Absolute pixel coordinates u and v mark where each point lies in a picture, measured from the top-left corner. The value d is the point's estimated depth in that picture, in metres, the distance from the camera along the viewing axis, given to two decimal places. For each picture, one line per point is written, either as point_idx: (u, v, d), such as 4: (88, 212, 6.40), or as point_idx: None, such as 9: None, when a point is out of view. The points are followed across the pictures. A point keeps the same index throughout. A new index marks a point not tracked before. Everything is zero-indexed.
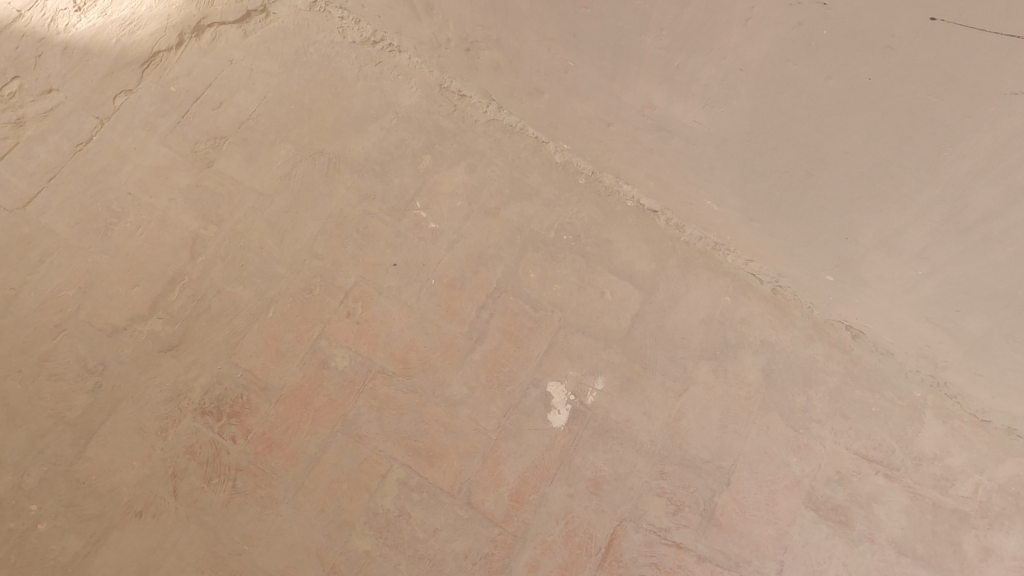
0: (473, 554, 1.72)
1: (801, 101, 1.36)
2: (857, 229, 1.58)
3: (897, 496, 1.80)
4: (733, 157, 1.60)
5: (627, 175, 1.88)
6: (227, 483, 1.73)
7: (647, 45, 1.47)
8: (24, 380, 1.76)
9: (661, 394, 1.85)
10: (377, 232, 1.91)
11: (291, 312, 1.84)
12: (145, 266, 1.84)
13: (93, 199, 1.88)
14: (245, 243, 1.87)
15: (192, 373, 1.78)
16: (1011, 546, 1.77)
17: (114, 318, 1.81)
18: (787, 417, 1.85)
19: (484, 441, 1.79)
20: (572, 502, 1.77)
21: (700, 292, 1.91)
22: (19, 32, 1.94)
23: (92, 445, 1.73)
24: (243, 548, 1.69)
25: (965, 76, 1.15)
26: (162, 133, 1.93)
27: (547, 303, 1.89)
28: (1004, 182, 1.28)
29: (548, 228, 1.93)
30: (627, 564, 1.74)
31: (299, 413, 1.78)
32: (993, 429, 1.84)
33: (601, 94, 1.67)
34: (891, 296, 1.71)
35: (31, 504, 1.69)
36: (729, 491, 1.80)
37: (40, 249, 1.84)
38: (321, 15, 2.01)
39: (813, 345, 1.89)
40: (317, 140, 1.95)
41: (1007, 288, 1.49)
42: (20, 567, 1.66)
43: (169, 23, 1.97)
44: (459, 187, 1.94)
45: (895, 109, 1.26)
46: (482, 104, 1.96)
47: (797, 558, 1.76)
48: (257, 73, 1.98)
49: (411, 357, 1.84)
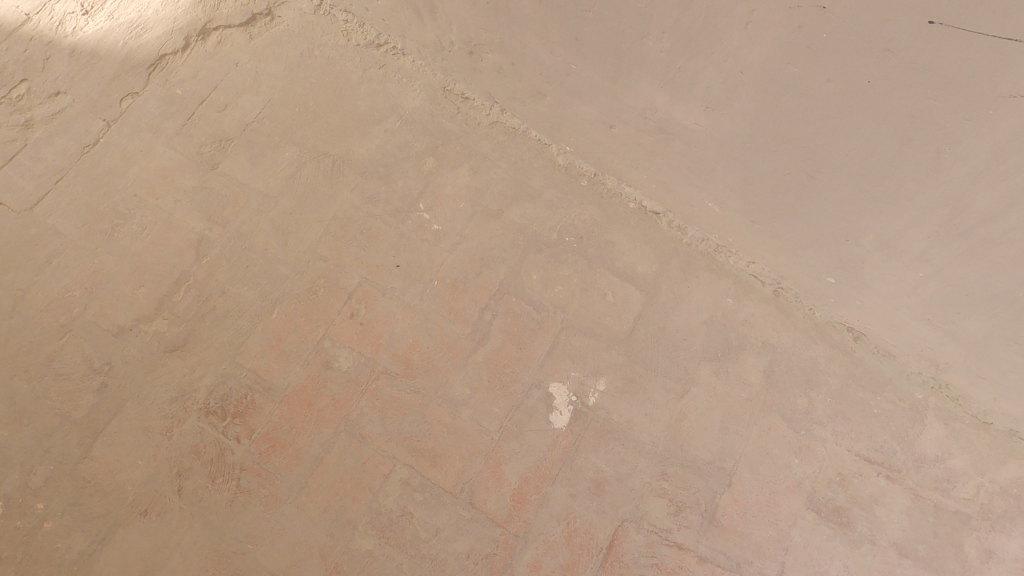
0: (475, 553, 1.73)
1: (802, 105, 1.37)
2: (857, 231, 1.59)
3: (898, 498, 1.81)
4: (734, 159, 1.61)
5: (629, 177, 1.90)
6: (231, 482, 1.74)
7: (648, 48, 1.48)
8: (32, 379, 1.77)
9: (663, 395, 1.85)
10: (380, 234, 1.92)
11: (295, 313, 1.86)
12: (151, 267, 1.86)
13: (100, 200, 1.90)
14: (249, 244, 1.89)
15: (197, 373, 1.80)
16: (1012, 548, 1.77)
17: (121, 319, 1.82)
18: (788, 418, 1.85)
19: (486, 441, 1.80)
20: (574, 502, 1.77)
21: (702, 293, 1.92)
22: (28, 36, 1.97)
23: (98, 444, 1.75)
24: (246, 547, 1.71)
25: (963, 78, 1.15)
26: (168, 135, 1.95)
27: (549, 304, 1.90)
28: (1004, 184, 1.28)
29: (551, 229, 1.94)
30: (629, 564, 1.75)
31: (304, 413, 1.80)
32: (994, 431, 1.84)
33: (603, 96, 1.68)
34: (893, 298, 1.71)
35: (38, 502, 1.71)
36: (730, 492, 1.80)
37: (47, 250, 1.86)
38: (326, 18, 2.03)
39: (814, 346, 1.89)
40: (322, 142, 1.97)
41: (1007, 290, 1.49)
42: (27, 565, 1.68)
43: (176, 26, 1.99)
44: (462, 189, 1.96)
45: (895, 111, 1.27)
46: (485, 106, 1.98)
47: (798, 559, 1.77)
48: (262, 75, 2.00)
49: (414, 358, 1.85)
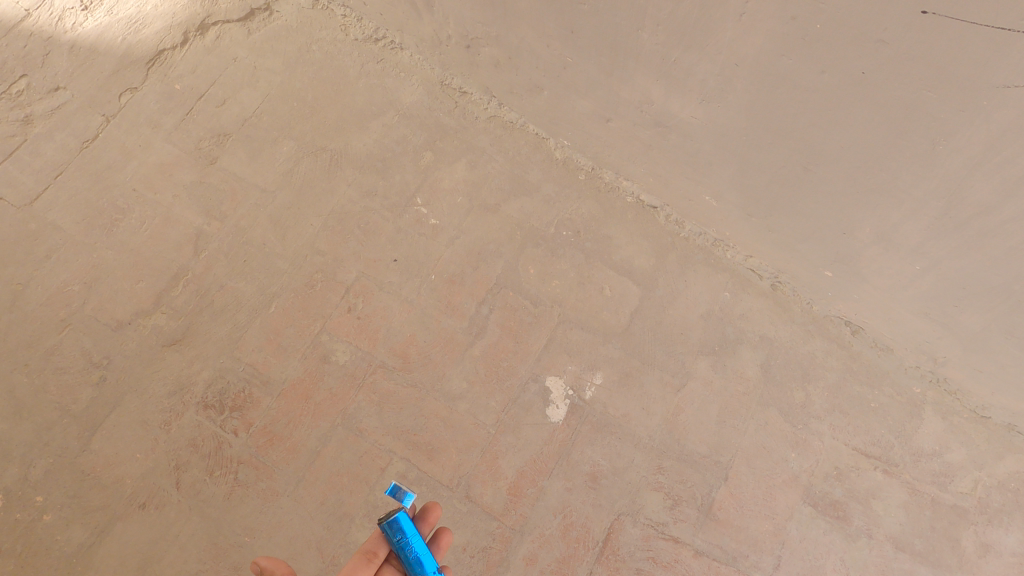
0: (472, 547, 1.74)
1: (797, 97, 1.36)
2: (854, 224, 1.59)
3: (895, 492, 1.80)
4: (732, 152, 1.61)
5: (626, 171, 1.90)
6: (229, 475, 1.75)
7: (645, 40, 1.47)
8: (32, 373, 1.78)
9: (659, 389, 1.85)
10: (378, 228, 1.92)
11: (292, 307, 1.86)
12: (150, 261, 1.87)
13: (100, 195, 1.91)
14: (247, 239, 1.89)
15: (195, 367, 1.81)
16: (1010, 543, 1.77)
17: (120, 313, 1.83)
18: (786, 412, 1.85)
19: (483, 435, 1.80)
20: (570, 496, 1.78)
21: (700, 287, 1.91)
22: (27, 31, 1.97)
23: (97, 437, 1.76)
24: (244, 539, 1.72)
25: (958, 68, 1.15)
26: (167, 130, 1.96)
27: (546, 298, 1.90)
28: (1000, 176, 1.28)
29: (549, 224, 1.94)
30: (625, 558, 1.75)
31: (301, 406, 1.80)
32: (992, 425, 1.84)
33: (600, 90, 1.67)
34: (890, 292, 1.71)
35: (38, 495, 1.72)
36: (727, 487, 1.80)
37: (47, 244, 1.87)
38: (324, 13, 2.03)
39: (812, 340, 1.89)
40: (319, 137, 1.97)
41: (1004, 283, 1.49)
42: (27, 558, 1.68)
43: (175, 21, 2.00)
44: (460, 184, 1.96)
45: (890, 103, 1.26)
46: (483, 101, 1.98)
47: (795, 552, 1.77)
48: (260, 70, 2.00)
49: (412, 352, 1.85)
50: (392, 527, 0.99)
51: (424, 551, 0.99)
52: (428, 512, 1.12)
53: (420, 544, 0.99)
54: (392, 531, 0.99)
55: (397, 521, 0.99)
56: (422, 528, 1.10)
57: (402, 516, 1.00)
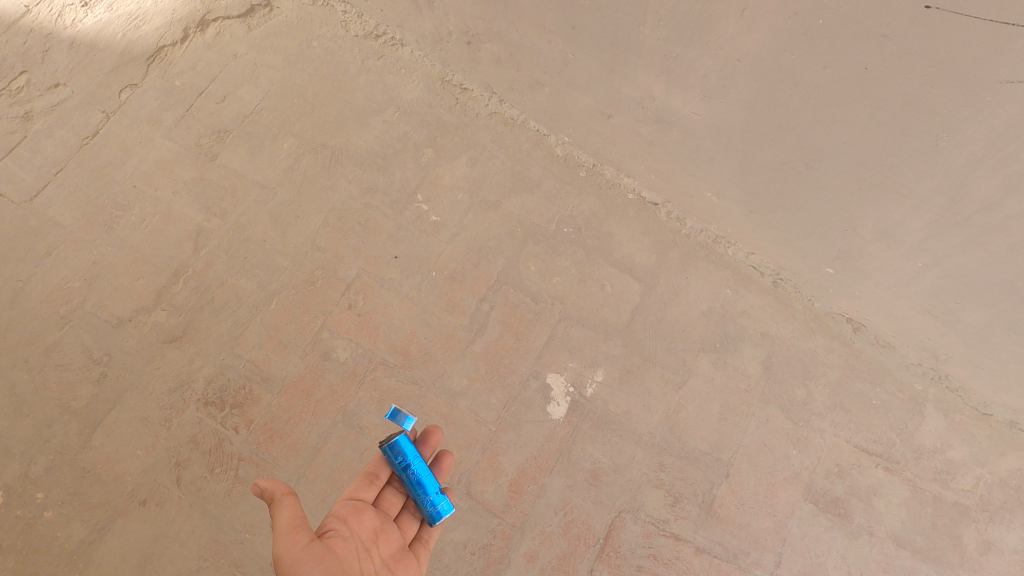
0: (472, 544, 1.73)
1: (799, 93, 1.36)
2: (856, 221, 1.58)
3: (897, 489, 1.80)
4: (733, 148, 1.60)
5: (627, 167, 1.89)
6: (230, 472, 1.75)
7: (646, 36, 1.46)
8: (32, 370, 1.78)
9: (660, 386, 1.85)
10: (378, 225, 1.92)
11: (293, 304, 1.86)
12: (151, 258, 1.87)
13: (100, 191, 1.90)
14: (247, 236, 1.89)
15: (196, 364, 1.81)
16: (1011, 540, 1.77)
17: (120, 310, 1.83)
18: (787, 409, 1.84)
19: (483, 432, 1.80)
20: (571, 493, 1.77)
21: (701, 284, 1.91)
22: (26, 27, 1.97)
23: (98, 434, 1.75)
24: (245, 536, 1.71)
25: (961, 64, 1.14)
26: (167, 127, 1.95)
27: (547, 295, 1.89)
28: (1002, 172, 1.27)
29: (550, 220, 1.93)
30: (626, 555, 1.75)
31: (302, 403, 1.80)
32: (994, 422, 1.83)
33: (601, 86, 1.67)
34: (892, 288, 1.71)
35: (39, 492, 1.72)
36: (728, 484, 1.80)
37: (47, 241, 1.86)
38: (324, 8, 2.02)
39: (813, 337, 1.88)
40: (320, 133, 1.97)
41: (1006, 280, 1.48)
42: (27, 554, 1.68)
43: (175, 18, 2.00)
44: (460, 180, 1.95)
45: (893, 99, 1.26)
46: (484, 97, 1.98)
47: (796, 550, 1.76)
48: (260, 66, 2.00)
49: (412, 349, 1.85)
50: (395, 450, 1.24)
51: (422, 470, 1.25)
52: (429, 436, 1.39)
53: (418, 464, 1.25)
54: (395, 453, 1.24)
55: (398, 445, 1.24)
56: (425, 449, 1.38)
57: (402, 440, 1.25)
